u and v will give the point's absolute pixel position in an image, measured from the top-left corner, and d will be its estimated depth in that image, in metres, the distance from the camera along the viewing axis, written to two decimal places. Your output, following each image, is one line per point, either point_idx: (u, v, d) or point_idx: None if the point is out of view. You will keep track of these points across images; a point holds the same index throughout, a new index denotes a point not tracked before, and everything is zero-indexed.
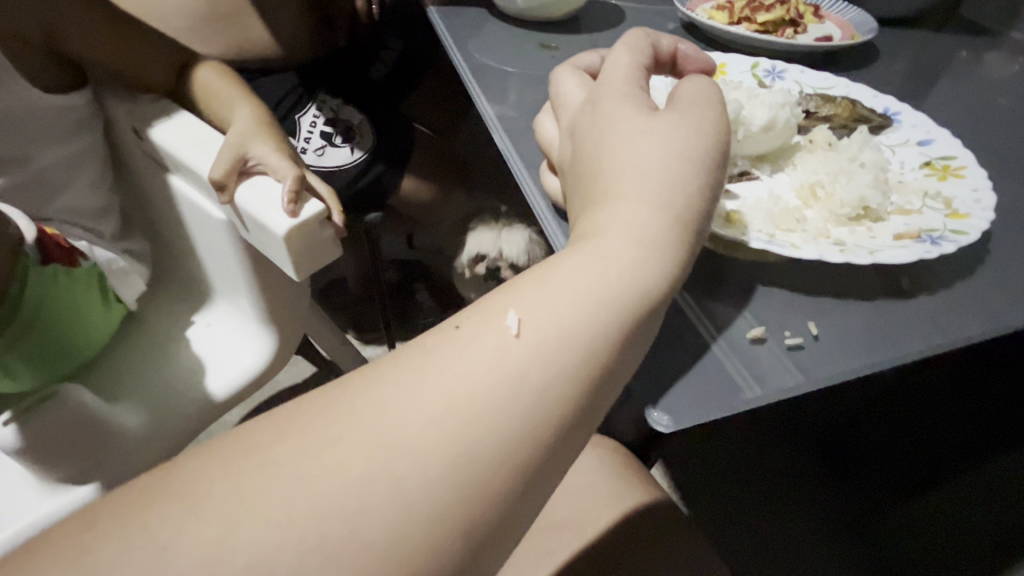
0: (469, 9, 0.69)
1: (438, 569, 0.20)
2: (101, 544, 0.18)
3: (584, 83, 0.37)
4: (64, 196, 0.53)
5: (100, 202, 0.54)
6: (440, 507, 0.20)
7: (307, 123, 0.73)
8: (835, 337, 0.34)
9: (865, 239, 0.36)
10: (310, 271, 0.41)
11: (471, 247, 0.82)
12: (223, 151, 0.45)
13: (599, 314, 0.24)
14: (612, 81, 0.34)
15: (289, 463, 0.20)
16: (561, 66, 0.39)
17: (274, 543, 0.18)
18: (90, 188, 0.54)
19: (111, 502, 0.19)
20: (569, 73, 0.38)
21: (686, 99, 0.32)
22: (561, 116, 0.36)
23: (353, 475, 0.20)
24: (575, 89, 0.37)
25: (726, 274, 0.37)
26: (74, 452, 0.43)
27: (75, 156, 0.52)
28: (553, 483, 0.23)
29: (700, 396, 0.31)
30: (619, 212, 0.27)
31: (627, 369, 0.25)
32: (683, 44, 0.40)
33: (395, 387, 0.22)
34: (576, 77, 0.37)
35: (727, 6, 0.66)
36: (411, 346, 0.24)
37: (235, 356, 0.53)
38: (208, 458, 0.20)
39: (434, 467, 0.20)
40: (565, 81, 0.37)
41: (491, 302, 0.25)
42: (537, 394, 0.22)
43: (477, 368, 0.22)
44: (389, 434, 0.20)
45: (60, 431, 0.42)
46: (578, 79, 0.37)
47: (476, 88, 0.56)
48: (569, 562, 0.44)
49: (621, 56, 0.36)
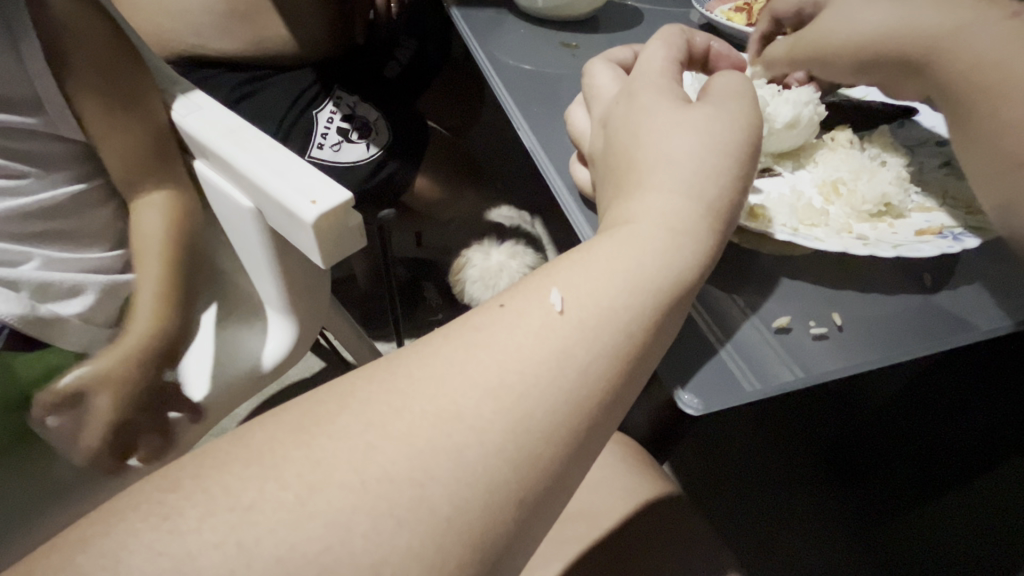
0: (489, 11, 0.70)
1: (484, 535, 0.21)
2: (183, 504, 0.19)
3: (617, 77, 0.38)
4: (76, 224, 0.51)
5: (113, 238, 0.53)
6: (491, 475, 0.21)
7: (324, 119, 0.72)
8: (857, 327, 0.35)
9: (888, 234, 0.37)
10: (337, 259, 0.41)
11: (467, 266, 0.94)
12: (253, 141, 0.44)
13: (634, 295, 0.26)
14: (646, 76, 0.35)
15: (348, 431, 0.21)
16: (596, 59, 0.40)
17: (340, 503, 0.20)
18: (106, 227, 0.53)
19: (186, 467, 0.21)
20: (602, 66, 0.40)
21: (721, 97, 0.33)
22: (595, 109, 0.37)
23: (408, 445, 0.21)
24: (608, 82, 0.38)
25: (749, 266, 0.38)
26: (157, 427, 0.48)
27: (76, 198, 0.50)
28: (587, 456, 0.24)
29: (726, 381, 0.32)
30: (651, 200, 0.29)
31: (654, 351, 0.26)
32: (716, 41, 0.43)
33: (448, 357, 0.24)
34: (608, 71, 0.39)
35: (746, 8, 0.67)
36: (461, 321, 0.26)
37: (258, 347, 0.54)
38: (271, 430, 0.21)
39: (486, 433, 0.22)
40: (598, 76, 0.39)
41: (531, 283, 0.27)
42: (580, 369, 0.24)
43: (525, 342, 0.24)
44: (445, 402, 0.22)
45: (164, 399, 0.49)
46: (612, 73, 0.39)
47: (498, 85, 0.57)
48: (585, 552, 0.45)
49: (659, 50, 0.37)
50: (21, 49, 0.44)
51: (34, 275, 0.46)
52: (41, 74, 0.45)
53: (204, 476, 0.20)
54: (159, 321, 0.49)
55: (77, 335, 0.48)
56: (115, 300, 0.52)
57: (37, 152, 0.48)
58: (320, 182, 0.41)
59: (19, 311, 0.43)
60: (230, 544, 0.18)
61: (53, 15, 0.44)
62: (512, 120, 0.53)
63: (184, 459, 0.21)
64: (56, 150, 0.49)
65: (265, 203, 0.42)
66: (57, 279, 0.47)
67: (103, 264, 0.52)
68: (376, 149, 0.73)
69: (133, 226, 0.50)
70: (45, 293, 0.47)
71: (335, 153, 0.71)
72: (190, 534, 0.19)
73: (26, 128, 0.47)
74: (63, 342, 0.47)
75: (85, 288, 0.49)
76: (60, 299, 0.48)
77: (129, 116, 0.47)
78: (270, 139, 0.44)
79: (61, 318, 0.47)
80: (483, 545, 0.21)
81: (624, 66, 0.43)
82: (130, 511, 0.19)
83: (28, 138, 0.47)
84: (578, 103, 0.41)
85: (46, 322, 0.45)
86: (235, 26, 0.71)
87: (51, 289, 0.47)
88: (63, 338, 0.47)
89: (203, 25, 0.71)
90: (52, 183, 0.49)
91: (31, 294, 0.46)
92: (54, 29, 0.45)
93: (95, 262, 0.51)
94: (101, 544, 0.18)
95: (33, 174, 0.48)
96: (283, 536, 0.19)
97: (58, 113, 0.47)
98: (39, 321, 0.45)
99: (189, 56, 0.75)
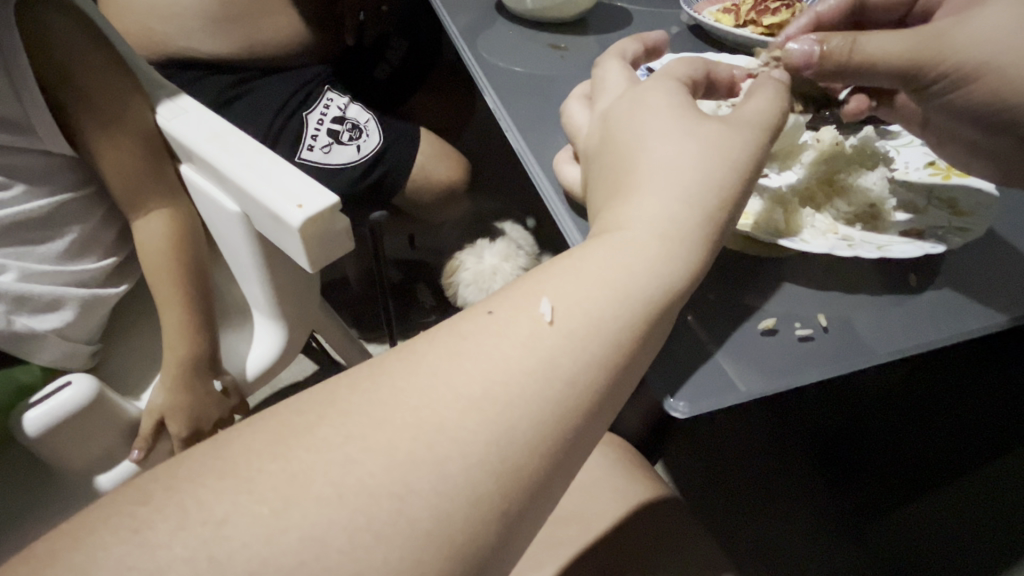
0: (480, 13, 0.70)
1: (465, 546, 0.21)
2: (153, 517, 0.19)
3: (627, 75, 0.38)
4: (63, 236, 0.49)
5: (102, 249, 0.52)
6: (473, 487, 0.21)
7: (315, 120, 0.72)
8: (844, 328, 0.35)
9: (873, 235, 0.37)
10: (324, 264, 0.41)
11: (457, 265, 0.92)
12: (239, 145, 0.44)
13: (621, 302, 0.26)
14: (651, 82, 0.35)
15: (328, 443, 0.21)
16: (608, 54, 0.40)
17: (317, 516, 0.20)
18: (94, 236, 0.51)
19: (160, 479, 0.20)
20: (614, 61, 0.40)
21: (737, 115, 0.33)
22: (597, 104, 0.37)
23: (388, 455, 0.21)
24: (616, 78, 0.38)
25: (737, 270, 0.38)
26: (160, 438, 0.48)
27: (61, 208, 0.49)
28: (573, 465, 0.24)
29: (711, 383, 0.32)
30: (639, 206, 0.29)
31: (640, 360, 0.26)
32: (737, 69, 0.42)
33: (432, 364, 0.23)
34: (619, 68, 0.39)
35: (734, 10, 0.67)
36: (447, 328, 0.26)
37: (249, 353, 0.54)
38: (247, 440, 0.21)
39: (468, 443, 0.22)
40: (609, 71, 0.39)
41: (517, 290, 0.27)
42: (567, 377, 0.24)
43: (509, 350, 0.24)
44: (428, 412, 0.22)
45: (174, 412, 0.48)
46: (617, 73, 0.38)
47: (488, 87, 0.57)
48: (577, 554, 0.45)
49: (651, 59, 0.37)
50: (10, 64, 0.44)
51: (10, 287, 0.44)
52: (29, 89, 0.45)
53: (176, 489, 0.20)
54: (188, 338, 0.49)
55: (53, 349, 0.46)
56: (97, 315, 0.50)
57: (22, 166, 0.47)
58: (308, 187, 0.40)
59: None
60: (202, 558, 0.18)
61: (47, 28, 0.45)
62: (501, 120, 0.53)
63: (158, 471, 0.21)
64: (39, 164, 0.48)
65: (252, 209, 0.42)
66: (36, 291, 0.46)
67: (87, 276, 0.50)
68: (367, 151, 0.72)
69: (136, 235, 0.50)
70: (22, 303, 0.45)
71: (325, 155, 0.71)
72: (161, 548, 0.18)
73: (12, 142, 0.46)
74: (37, 357, 0.46)
75: (64, 302, 0.47)
76: (37, 311, 0.46)
77: (124, 126, 0.47)
78: (260, 144, 0.44)
79: (35, 334, 0.45)
80: (463, 556, 0.21)
81: (634, 58, 0.43)
82: (98, 524, 0.19)
83: (13, 152, 0.47)
84: (578, 97, 0.41)
85: (19, 336, 0.44)
86: (224, 29, 0.71)
87: (30, 300, 0.45)
88: (37, 353, 0.46)
89: (190, 28, 0.71)
90: (36, 194, 0.48)
91: (8, 307, 0.44)
92: (48, 40, 0.45)
93: (79, 275, 0.49)
94: (70, 558, 0.18)
95: (18, 185, 0.47)
96: (257, 549, 0.19)
97: (45, 128, 0.47)
98: (11, 335, 0.44)
99: (176, 59, 0.73)
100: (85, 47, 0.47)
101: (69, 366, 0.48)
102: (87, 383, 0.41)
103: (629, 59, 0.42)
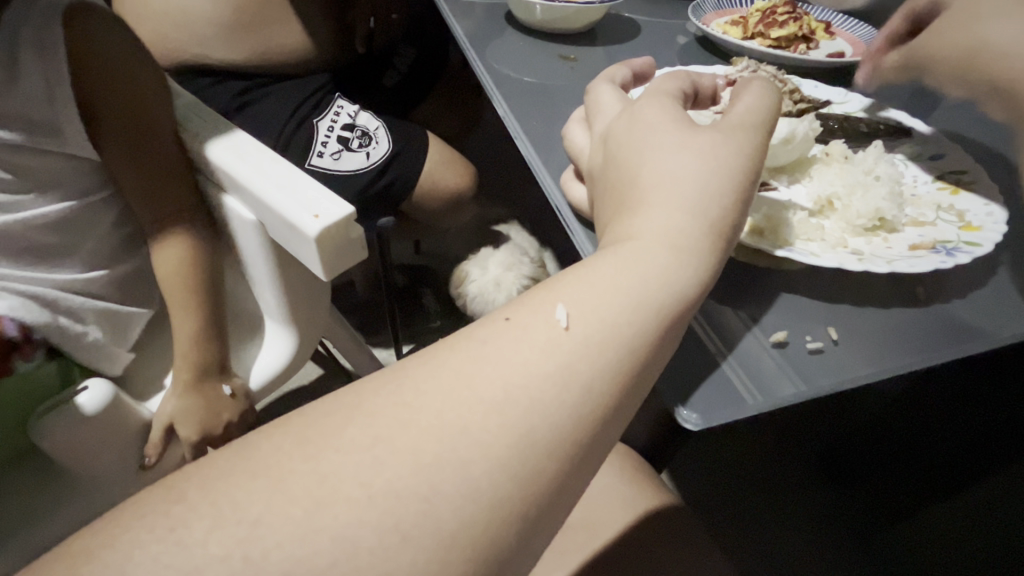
0: (490, 22, 0.71)
1: (488, 551, 0.21)
2: (187, 516, 0.19)
3: (621, 97, 0.39)
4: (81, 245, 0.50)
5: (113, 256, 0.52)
6: (496, 490, 0.22)
7: (325, 128, 0.73)
8: (854, 341, 0.35)
9: (883, 248, 0.38)
10: (338, 273, 0.41)
11: (462, 278, 0.92)
12: (255, 156, 0.45)
13: (637, 312, 0.26)
14: (659, 95, 0.36)
15: (352, 446, 0.21)
16: (597, 78, 0.41)
17: (345, 518, 0.20)
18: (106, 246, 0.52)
19: (191, 479, 0.21)
20: (606, 85, 0.40)
21: (726, 118, 0.34)
22: (594, 125, 0.38)
23: (414, 459, 0.21)
24: (610, 100, 0.39)
25: (747, 281, 0.38)
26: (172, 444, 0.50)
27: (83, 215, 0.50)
28: (590, 470, 0.24)
29: (723, 394, 0.32)
30: (652, 216, 0.29)
31: (655, 368, 0.27)
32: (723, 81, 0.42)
33: (453, 370, 0.24)
34: (612, 90, 0.39)
35: (741, 22, 0.68)
36: (466, 334, 0.26)
37: (258, 359, 0.55)
38: (275, 442, 0.22)
39: (490, 447, 0.22)
40: (601, 95, 0.39)
41: (535, 297, 0.27)
42: (584, 385, 0.24)
43: (527, 355, 0.24)
44: (452, 419, 0.22)
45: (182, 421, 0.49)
46: (617, 91, 0.39)
47: (498, 97, 0.57)
48: (584, 561, 0.45)
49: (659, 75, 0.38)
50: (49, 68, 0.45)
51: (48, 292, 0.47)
52: (63, 93, 0.46)
53: (209, 488, 0.20)
54: (196, 348, 0.50)
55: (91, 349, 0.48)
56: (123, 324, 0.52)
57: (50, 172, 0.48)
58: (323, 198, 0.41)
59: (39, 319, 0.45)
60: (236, 558, 0.19)
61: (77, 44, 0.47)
62: (511, 130, 0.53)
63: (188, 472, 0.21)
64: (68, 170, 0.49)
65: (269, 217, 0.43)
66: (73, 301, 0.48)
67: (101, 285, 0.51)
68: (376, 159, 0.73)
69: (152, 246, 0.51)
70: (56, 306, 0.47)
71: (335, 162, 0.72)
72: (195, 547, 0.19)
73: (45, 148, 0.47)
74: (78, 355, 0.48)
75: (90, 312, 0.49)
76: (71, 314, 0.48)
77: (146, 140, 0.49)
78: (276, 154, 0.44)
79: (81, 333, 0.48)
80: (486, 560, 0.21)
81: (624, 83, 0.44)
82: (135, 522, 0.19)
83: (44, 157, 0.48)
84: (577, 119, 0.42)
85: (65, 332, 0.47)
86: (239, 36, 0.72)
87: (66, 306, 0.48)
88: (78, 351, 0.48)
89: (206, 36, 0.72)
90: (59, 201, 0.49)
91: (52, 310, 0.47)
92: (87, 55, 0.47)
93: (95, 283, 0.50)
94: (106, 556, 0.18)
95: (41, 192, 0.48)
96: (290, 550, 0.19)
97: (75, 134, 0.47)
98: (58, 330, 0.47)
99: (189, 66, 0.74)
100: (112, 57, 0.48)
101: (106, 370, 0.49)
102: (101, 388, 0.43)
103: (619, 84, 0.43)
